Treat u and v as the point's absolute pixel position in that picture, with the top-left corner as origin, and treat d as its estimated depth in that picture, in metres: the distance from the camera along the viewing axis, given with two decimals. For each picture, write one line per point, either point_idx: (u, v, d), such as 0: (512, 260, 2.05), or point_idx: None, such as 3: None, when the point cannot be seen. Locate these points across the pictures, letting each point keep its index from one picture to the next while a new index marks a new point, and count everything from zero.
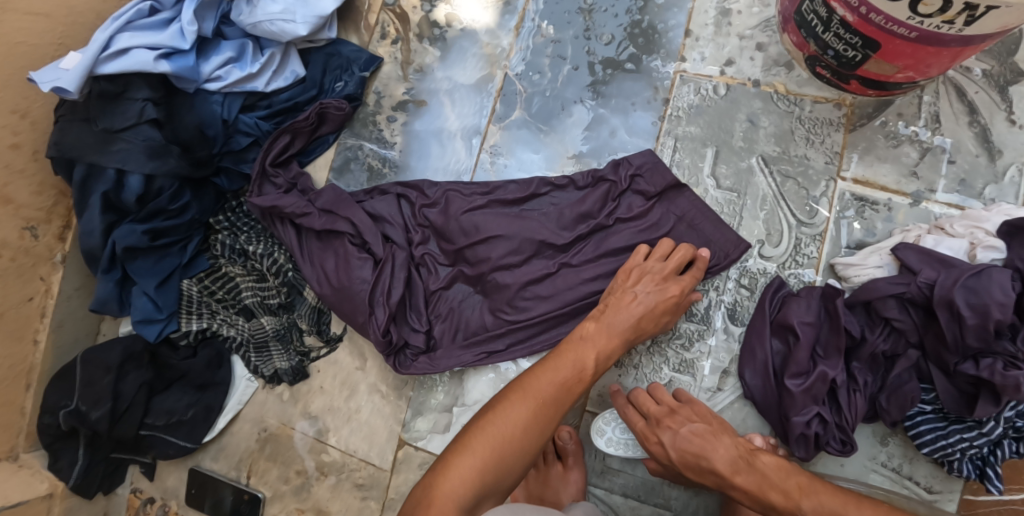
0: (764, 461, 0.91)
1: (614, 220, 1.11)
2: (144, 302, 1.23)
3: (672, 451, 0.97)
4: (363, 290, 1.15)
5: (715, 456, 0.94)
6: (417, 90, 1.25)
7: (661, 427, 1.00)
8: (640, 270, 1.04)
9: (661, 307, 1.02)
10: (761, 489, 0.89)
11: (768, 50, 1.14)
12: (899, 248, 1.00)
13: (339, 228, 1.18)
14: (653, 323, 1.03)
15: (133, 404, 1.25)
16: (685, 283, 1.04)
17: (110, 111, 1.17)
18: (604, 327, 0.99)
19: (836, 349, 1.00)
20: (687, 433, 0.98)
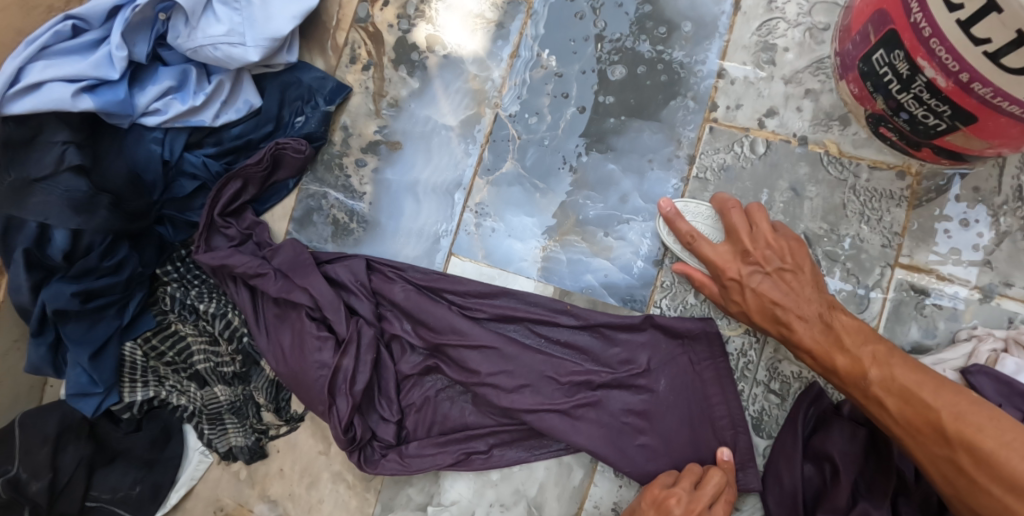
0: (842, 321, 0.81)
1: (631, 384, 0.91)
2: (78, 374, 1.07)
3: (749, 295, 0.86)
4: (322, 377, 0.97)
5: (789, 309, 0.84)
6: (392, 129, 1.05)
7: (744, 263, 0.86)
8: (663, 498, 0.84)
9: None
10: (828, 352, 0.81)
11: (820, 100, 0.92)
12: (971, 371, 0.81)
13: (295, 299, 1.00)
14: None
15: (74, 478, 1.10)
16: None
17: (23, 158, 0.98)
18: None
19: (884, 487, 0.83)
20: (757, 289, 0.85)
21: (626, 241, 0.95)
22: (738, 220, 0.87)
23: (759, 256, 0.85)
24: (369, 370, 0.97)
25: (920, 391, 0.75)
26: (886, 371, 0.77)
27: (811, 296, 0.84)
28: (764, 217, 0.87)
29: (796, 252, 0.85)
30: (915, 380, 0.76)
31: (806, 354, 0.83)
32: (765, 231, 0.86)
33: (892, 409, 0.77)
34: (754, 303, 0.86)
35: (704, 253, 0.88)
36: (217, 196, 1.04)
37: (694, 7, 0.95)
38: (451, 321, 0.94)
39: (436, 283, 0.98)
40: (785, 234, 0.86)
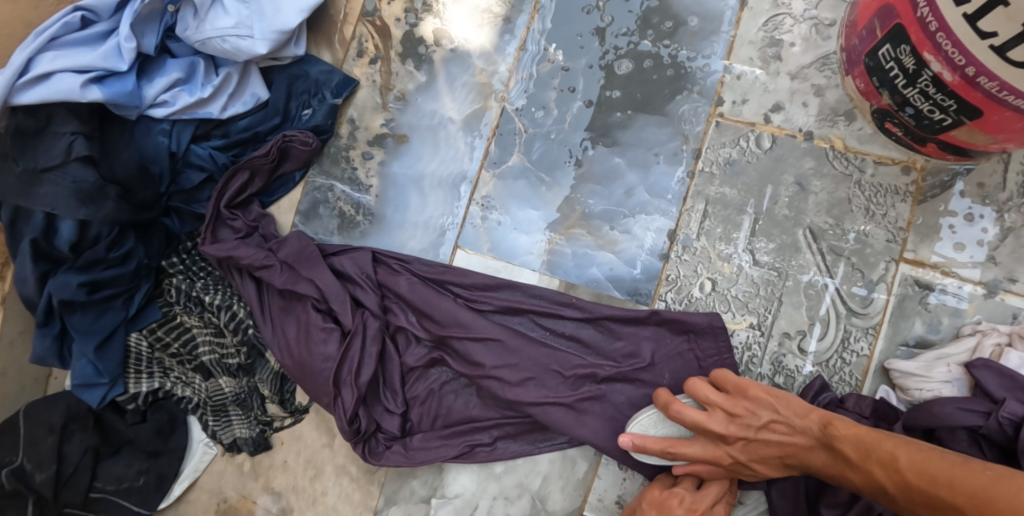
0: (842, 433, 0.75)
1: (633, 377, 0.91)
2: (84, 365, 1.07)
3: (756, 464, 0.82)
4: (327, 369, 0.97)
5: (798, 452, 0.79)
6: (398, 123, 1.05)
7: (729, 427, 0.81)
8: (665, 500, 0.85)
9: None
10: (846, 475, 0.75)
11: (826, 95, 0.93)
12: (975, 365, 0.81)
13: (300, 290, 1.00)
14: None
15: (78, 469, 1.11)
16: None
17: (33, 148, 0.98)
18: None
19: None
20: (756, 440, 0.81)
21: (632, 235, 0.96)
22: (704, 388, 0.83)
23: (737, 432, 0.81)
24: (374, 361, 0.98)
25: (940, 488, 0.67)
26: (895, 474, 0.71)
27: (801, 419, 0.79)
28: (705, 384, 0.83)
29: (758, 400, 0.81)
30: (931, 476, 0.68)
31: (829, 477, 0.77)
32: (718, 402, 0.82)
33: (929, 513, 0.69)
34: (765, 467, 0.82)
35: (685, 416, 0.82)
36: (223, 187, 1.04)
37: (701, 2, 0.96)
38: (456, 314, 0.94)
39: (442, 276, 0.98)
40: (735, 384, 0.82)
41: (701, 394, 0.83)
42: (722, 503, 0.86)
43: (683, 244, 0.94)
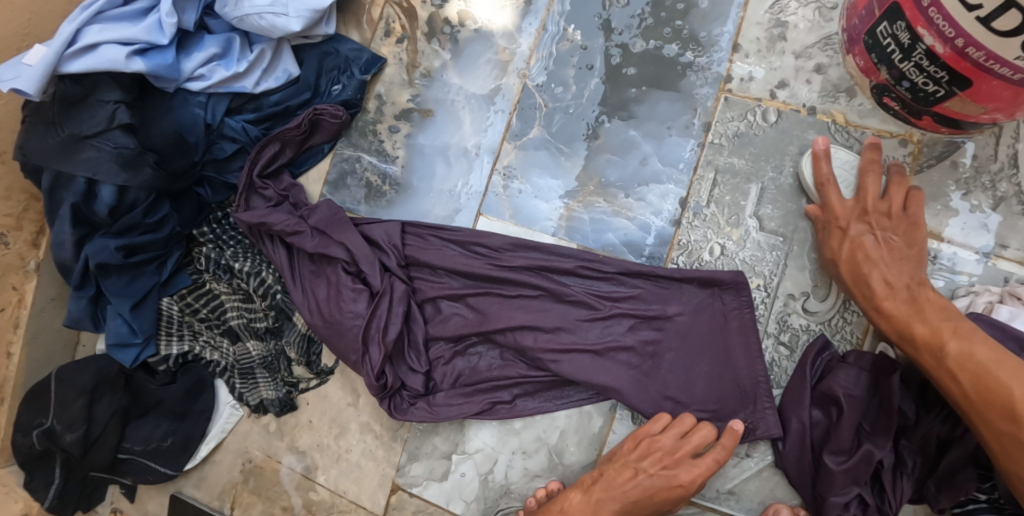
0: (929, 298, 0.86)
1: (647, 329, 0.99)
2: (118, 324, 1.12)
3: (848, 246, 0.91)
4: (356, 326, 1.03)
5: (883, 284, 0.89)
6: (424, 98, 1.11)
7: (857, 219, 0.92)
8: (648, 443, 0.94)
9: (665, 494, 0.92)
10: (908, 319, 0.86)
11: (828, 73, 0.99)
12: (968, 318, 0.88)
13: (332, 253, 1.06)
14: (646, 501, 0.93)
15: (107, 430, 1.17)
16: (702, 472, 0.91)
17: (77, 115, 1.04)
18: (588, 501, 0.95)
19: (886, 427, 0.89)
20: (858, 245, 0.91)
21: (646, 202, 1.02)
22: (873, 183, 0.92)
23: (871, 221, 0.91)
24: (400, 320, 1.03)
25: (996, 370, 0.80)
26: (965, 344, 0.82)
27: (901, 268, 0.89)
28: (902, 192, 0.92)
29: (908, 232, 0.90)
30: (994, 360, 0.80)
31: (884, 317, 0.89)
32: (896, 201, 0.91)
33: (961, 382, 0.82)
34: (846, 256, 0.91)
35: (830, 199, 0.93)
36: (257, 156, 1.10)
37: None
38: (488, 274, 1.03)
39: (467, 241, 1.05)
40: (914, 216, 0.90)
41: (864, 186, 0.93)
42: (707, 457, 0.92)
43: (694, 211, 1.01)
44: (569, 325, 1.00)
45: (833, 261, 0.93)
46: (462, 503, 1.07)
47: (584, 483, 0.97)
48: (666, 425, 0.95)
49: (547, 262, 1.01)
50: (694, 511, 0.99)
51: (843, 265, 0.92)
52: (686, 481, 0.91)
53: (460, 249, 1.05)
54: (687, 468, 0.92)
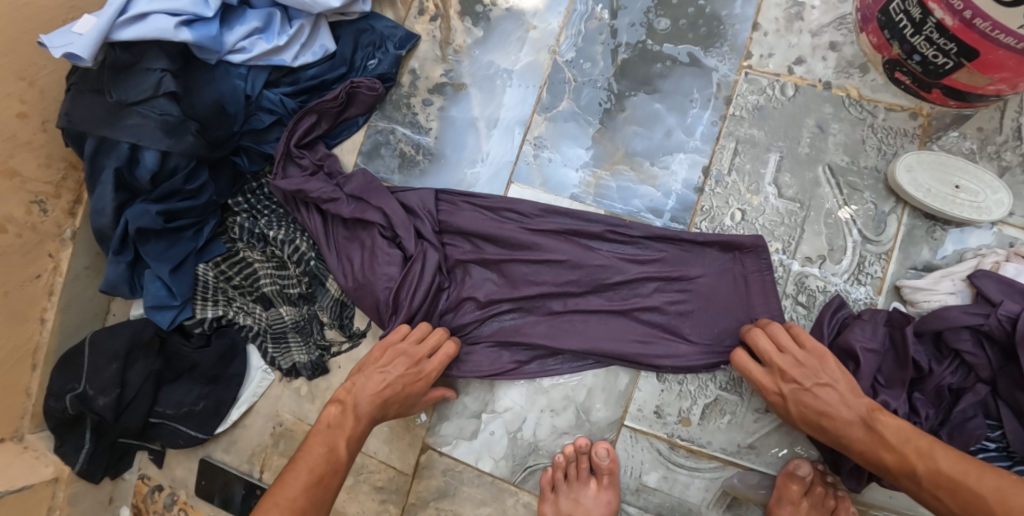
0: (885, 422, 0.88)
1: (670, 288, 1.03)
2: (157, 287, 1.16)
3: (795, 408, 0.94)
4: (388, 289, 1.07)
5: (844, 424, 0.91)
6: (457, 73, 1.17)
7: (786, 383, 0.94)
8: (392, 350, 1.03)
9: (408, 389, 1.03)
10: (877, 451, 0.88)
11: (843, 50, 1.05)
12: (977, 275, 0.94)
13: (368, 218, 1.10)
14: (399, 400, 1.03)
15: (140, 394, 1.20)
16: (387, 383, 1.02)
17: (124, 82, 1.08)
18: (348, 410, 1.01)
19: (901, 379, 0.94)
20: (806, 389, 0.93)
21: (670, 171, 1.08)
22: (783, 335, 0.96)
23: (798, 376, 0.94)
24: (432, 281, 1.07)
25: (965, 480, 0.82)
26: (931, 465, 0.84)
27: (856, 398, 0.91)
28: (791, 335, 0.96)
29: (829, 366, 0.93)
30: (959, 470, 0.82)
31: (855, 451, 0.90)
32: (793, 348, 0.95)
33: (945, 500, 0.83)
34: (800, 415, 0.94)
35: (764, 352, 0.96)
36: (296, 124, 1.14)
37: None
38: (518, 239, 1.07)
39: (499, 206, 1.10)
40: (817, 349, 0.94)
41: (803, 340, 0.95)
42: (440, 353, 1.04)
43: (716, 178, 1.06)
44: (597, 287, 1.05)
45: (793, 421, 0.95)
46: (491, 461, 1.11)
47: (342, 397, 1.03)
48: (404, 333, 1.05)
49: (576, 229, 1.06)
50: (716, 466, 1.04)
51: (801, 409, 0.94)
52: (425, 374, 1.03)
53: (493, 214, 1.10)
54: (434, 363, 1.03)
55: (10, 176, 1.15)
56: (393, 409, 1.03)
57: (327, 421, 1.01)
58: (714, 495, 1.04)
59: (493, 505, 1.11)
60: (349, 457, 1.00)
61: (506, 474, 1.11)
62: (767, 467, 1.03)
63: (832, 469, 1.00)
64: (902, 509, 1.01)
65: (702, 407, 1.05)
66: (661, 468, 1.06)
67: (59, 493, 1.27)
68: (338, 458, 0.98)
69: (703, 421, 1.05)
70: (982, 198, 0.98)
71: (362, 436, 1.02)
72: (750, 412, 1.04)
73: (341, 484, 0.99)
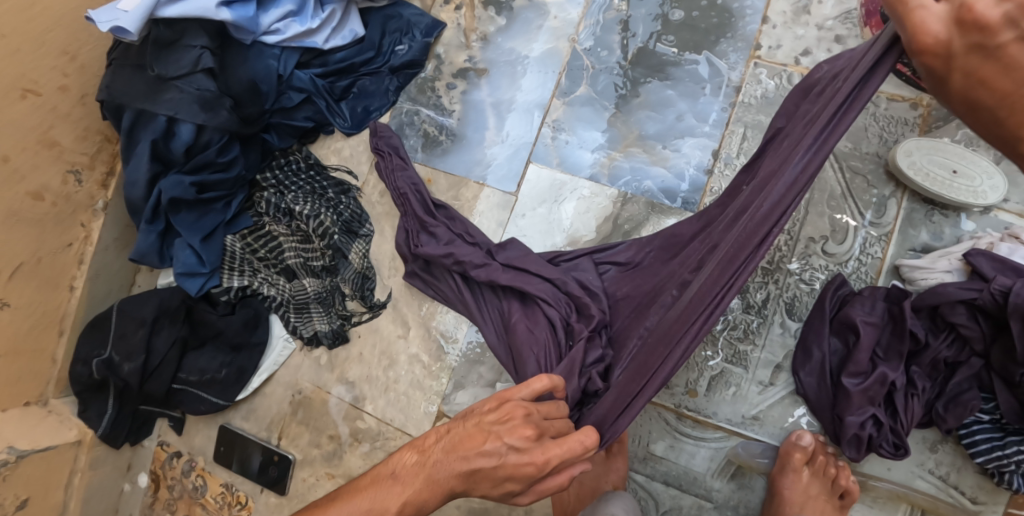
0: None
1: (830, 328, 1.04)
2: (188, 254, 1.22)
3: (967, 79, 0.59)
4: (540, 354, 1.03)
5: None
6: (479, 59, 1.24)
7: (964, 34, 0.58)
8: (512, 405, 0.77)
9: (510, 468, 0.74)
10: None
11: (848, 43, 1.11)
12: (972, 253, 0.99)
13: (529, 285, 1.07)
14: (489, 469, 0.74)
15: (165, 360, 1.24)
16: (499, 454, 0.74)
17: (165, 57, 1.14)
18: (426, 465, 0.76)
19: (898, 351, 0.99)
20: (1000, 52, 0.58)
21: (681, 153, 1.13)
22: None
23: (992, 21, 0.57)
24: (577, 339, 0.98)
25: None
26: None
27: None
28: None
29: None
30: None
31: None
32: None
33: None
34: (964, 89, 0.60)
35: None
36: (421, 192, 1.20)
37: None
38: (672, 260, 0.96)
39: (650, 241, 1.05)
40: None
41: None
42: (573, 439, 0.76)
43: (725, 161, 1.11)
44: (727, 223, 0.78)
45: (944, 84, 0.61)
46: None
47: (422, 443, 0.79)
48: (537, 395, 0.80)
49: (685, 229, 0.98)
50: (721, 436, 1.08)
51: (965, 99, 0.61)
52: (538, 460, 0.74)
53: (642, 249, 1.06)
54: (562, 447, 0.75)
55: (49, 145, 1.20)
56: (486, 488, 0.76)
57: (392, 468, 0.77)
58: (718, 465, 1.08)
59: None
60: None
61: None
62: (770, 438, 1.07)
63: (833, 441, 1.04)
64: (899, 480, 1.05)
65: (708, 379, 1.09)
66: (668, 437, 1.10)
67: (81, 457, 1.29)
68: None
69: (709, 393, 1.09)
70: (977, 183, 1.03)
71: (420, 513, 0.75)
72: (755, 385, 1.08)
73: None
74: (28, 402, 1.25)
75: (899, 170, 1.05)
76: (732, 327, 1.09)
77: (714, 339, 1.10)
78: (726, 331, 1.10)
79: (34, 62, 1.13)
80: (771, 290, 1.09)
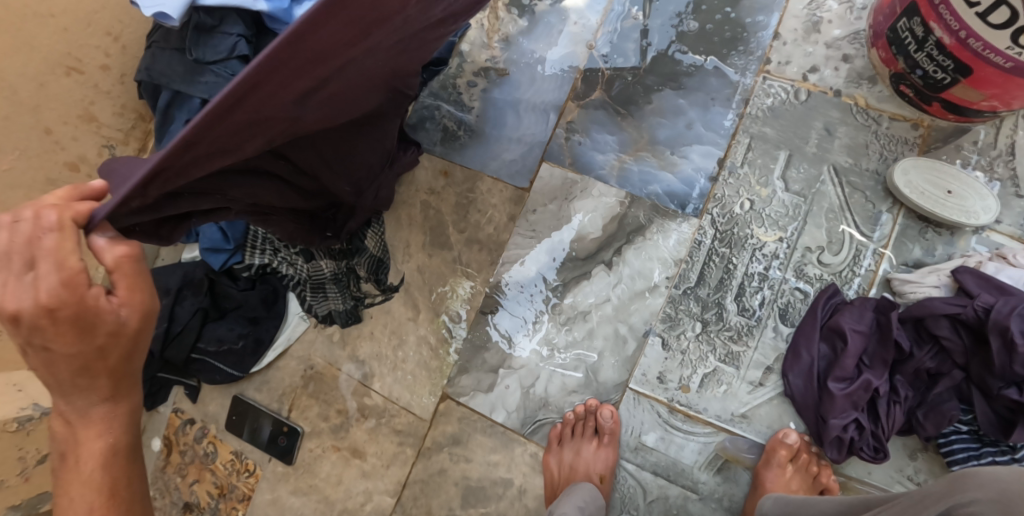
0: None
1: (823, 332, 1.09)
2: (214, 231, 1.23)
3: None
4: None
5: None
6: (501, 59, 1.27)
7: None
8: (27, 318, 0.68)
9: (90, 321, 0.69)
10: None
11: (854, 62, 1.15)
12: (959, 271, 1.04)
13: None
14: (106, 348, 0.71)
15: (187, 328, 1.30)
16: (72, 355, 0.70)
17: (203, 43, 1.19)
18: (74, 435, 0.77)
19: (883, 359, 1.04)
20: None
21: (689, 159, 1.18)
22: None
23: None
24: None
25: None
26: None
27: None
28: None
29: None
30: None
31: None
32: None
33: None
34: None
35: None
36: None
37: None
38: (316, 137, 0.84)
39: None
40: None
41: None
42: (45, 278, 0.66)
43: (729, 170, 1.17)
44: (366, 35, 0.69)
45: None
46: (504, 413, 1.23)
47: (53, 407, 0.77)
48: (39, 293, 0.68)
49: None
50: (710, 431, 1.13)
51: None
52: (94, 305, 0.69)
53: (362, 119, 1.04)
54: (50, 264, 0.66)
55: (89, 120, 1.26)
56: (114, 356, 0.73)
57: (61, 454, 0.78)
58: (706, 458, 1.14)
59: (502, 453, 1.23)
60: (112, 473, 0.79)
61: (516, 426, 1.22)
62: (757, 436, 1.12)
63: (816, 441, 1.09)
64: (879, 483, 1.10)
65: (701, 376, 1.14)
66: (658, 429, 1.16)
67: None
68: (94, 504, 0.78)
69: (700, 389, 1.14)
70: (970, 203, 1.07)
71: (121, 436, 0.78)
72: (745, 384, 1.13)
73: (129, 509, 0.80)
74: None
75: (897, 187, 1.10)
76: (727, 329, 1.14)
77: (710, 339, 1.15)
78: (722, 332, 1.14)
79: (81, 42, 1.21)
80: (766, 295, 1.14)
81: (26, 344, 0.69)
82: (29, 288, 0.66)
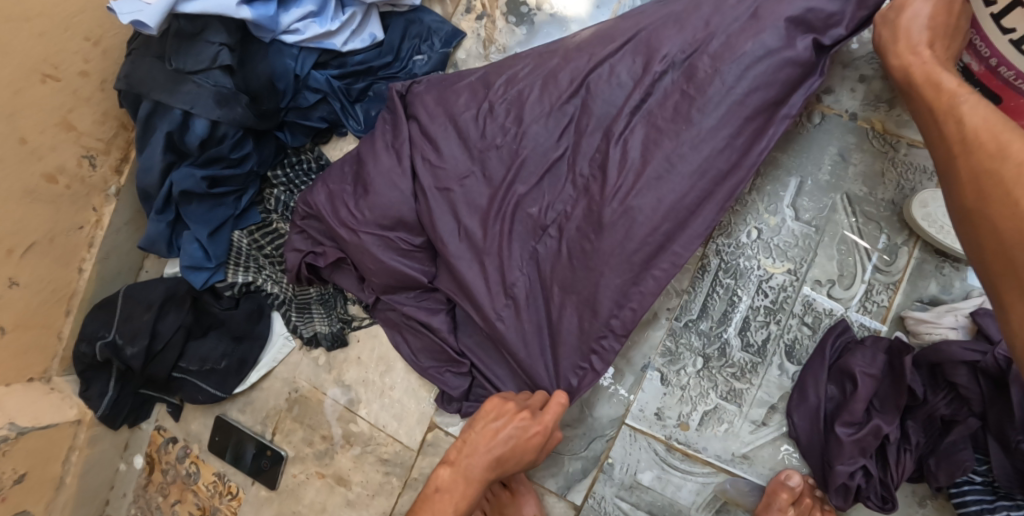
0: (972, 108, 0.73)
1: (831, 371, 1.03)
2: (194, 248, 1.23)
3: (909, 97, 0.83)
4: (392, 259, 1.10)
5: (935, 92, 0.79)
6: None
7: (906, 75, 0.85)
8: (495, 412, 1.01)
9: (522, 443, 0.99)
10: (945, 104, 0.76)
11: (872, 83, 1.08)
12: (979, 313, 0.98)
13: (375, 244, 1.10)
14: (514, 459, 1.00)
15: (169, 345, 1.24)
16: (501, 446, 0.99)
17: (185, 51, 1.13)
18: (457, 479, 0.99)
19: (895, 404, 0.98)
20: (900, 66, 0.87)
21: None
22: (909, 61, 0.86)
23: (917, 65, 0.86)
24: (488, 289, 1.05)
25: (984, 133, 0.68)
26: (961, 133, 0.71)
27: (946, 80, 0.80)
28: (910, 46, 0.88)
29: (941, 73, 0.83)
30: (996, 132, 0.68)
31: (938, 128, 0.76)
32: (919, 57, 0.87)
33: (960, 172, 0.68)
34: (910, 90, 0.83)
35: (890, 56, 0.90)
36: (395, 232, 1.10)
37: None
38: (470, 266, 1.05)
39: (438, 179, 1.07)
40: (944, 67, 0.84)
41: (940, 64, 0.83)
42: (552, 403, 1.01)
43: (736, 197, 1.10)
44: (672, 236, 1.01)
45: (944, 143, 0.73)
46: None
47: (451, 457, 1.01)
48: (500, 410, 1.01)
49: (526, 104, 1.07)
50: (709, 471, 1.08)
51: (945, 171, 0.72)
52: (539, 430, 0.99)
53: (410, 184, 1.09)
54: (549, 413, 1.00)
55: (67, 129, 1.20)
56: (515, 460, 1.01)
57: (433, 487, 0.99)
58: (704, 499, 1.08)
59: None
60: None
61: None
62: (757, 478, 1.07)
63: (821, 485, 1.03)
64: None
65: (701, 413, 1.09)
66: (656, 468, 1.10)
67: (80, 434, 1.31)
68: None
69: (700, 427, 1.09)
70: None
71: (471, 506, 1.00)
72: (747, 423, 1.08)
73: None
74: (31, 377, 1.25)
75: (914, 220, 1.02)
76: (730, 365, 1.09)
77: (712, 375, 1.09)
78: (724, 369, 1.09)
79: (59, 47, 1.14)
80: (773, 331, 1.08)
81: (495, 423, 1.00)
82: (554, 411, 1.00)
